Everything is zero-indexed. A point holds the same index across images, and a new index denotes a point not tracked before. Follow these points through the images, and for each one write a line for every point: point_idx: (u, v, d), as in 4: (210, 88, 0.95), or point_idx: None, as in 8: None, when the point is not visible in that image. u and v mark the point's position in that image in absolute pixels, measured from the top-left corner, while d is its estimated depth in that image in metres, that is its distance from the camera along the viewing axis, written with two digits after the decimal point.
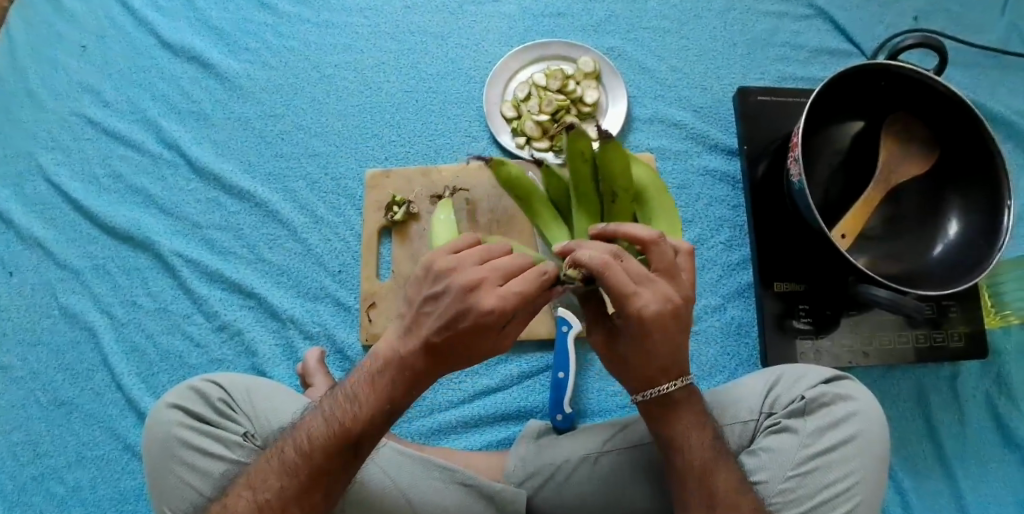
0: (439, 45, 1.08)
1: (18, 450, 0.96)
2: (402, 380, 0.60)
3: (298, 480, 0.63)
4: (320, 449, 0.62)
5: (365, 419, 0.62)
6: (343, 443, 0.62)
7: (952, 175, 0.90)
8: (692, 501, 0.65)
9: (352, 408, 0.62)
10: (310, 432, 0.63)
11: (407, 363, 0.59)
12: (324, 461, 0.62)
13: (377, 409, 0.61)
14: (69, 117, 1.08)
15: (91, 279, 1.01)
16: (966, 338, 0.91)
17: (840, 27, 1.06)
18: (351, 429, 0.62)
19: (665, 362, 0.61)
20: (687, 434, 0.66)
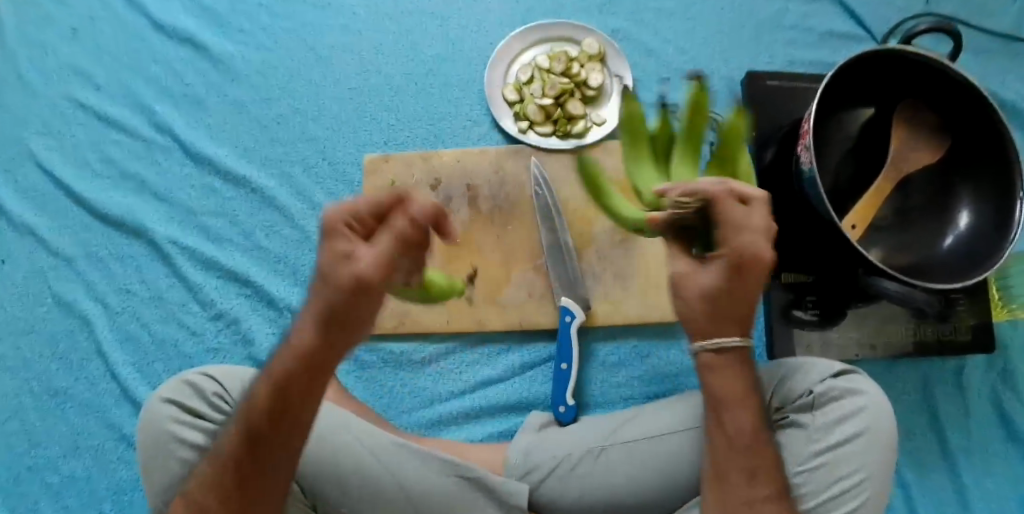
0: (439, 25, 1.04)
1: (13, 441, 0.94)
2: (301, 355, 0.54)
3: (226, 467, 0.59)
4: (249, 435, 0.58)
5: (285, 398, 0.56)
6: (273, 424, 0.57)
7: (963, 165, 0.88)
8: (730, 483, 0.64)
9: (266, 387, 0.57)
10: (239, 416, 0.59)
11: (304, 336, 0.54)
12: (256, 448, 0.58)
13: (292, 387, 0.56)
14: (58, 99, 1.05)
15: (83, 267, 0.99)
16: (973, 332, 0.91)
17: (851, 11, 1.03)
18: (260, 409, 0.57)
19: (735, 312, 0.60)
20: (726, 420, 0.64)
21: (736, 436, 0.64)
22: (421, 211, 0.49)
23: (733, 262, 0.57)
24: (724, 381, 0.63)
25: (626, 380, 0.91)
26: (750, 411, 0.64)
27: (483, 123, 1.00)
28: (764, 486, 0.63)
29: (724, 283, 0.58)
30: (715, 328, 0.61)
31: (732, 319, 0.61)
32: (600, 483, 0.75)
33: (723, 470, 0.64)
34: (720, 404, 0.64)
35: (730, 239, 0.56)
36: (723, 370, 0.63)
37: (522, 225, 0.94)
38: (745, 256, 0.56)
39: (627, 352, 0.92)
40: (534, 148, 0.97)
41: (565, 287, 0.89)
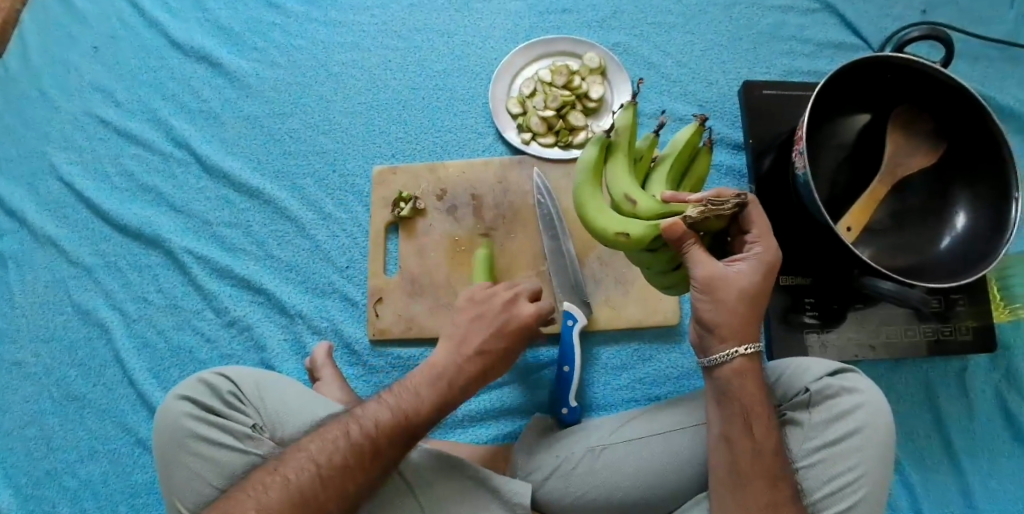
0: (445, 42, 1.08)
1: (32, 444, 0.97)
2: (422, 413, 0.71)
3: (360, 459, 0.68)
4: (343, 475, 0.67)
5: (386, 446, 0.69)
6: (370, 468, 0.68)
7: (959, 168, 0.90)
8: (755, 481, 0.66)
9: (416, 404, 0.71)
10: (331, 456, 0.67)
11: (425, 400, 0.71)
12: (350, 487, 0.67)
13: (431, 415, 0.71)
14: (81, 117, 1.10)
15: (103, 277, 1.03)
16: (974, 332, 0.91)
17: (846, 21, 1.05)
18: (413, 417, 0.70)
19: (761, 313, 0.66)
20: (753, 425, 0.67)
21: (760, 439, 0.67)
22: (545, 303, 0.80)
23: (762, 260, 0.65)
24: (750, 381, 0.67)
25: (628, 383, 0.93)
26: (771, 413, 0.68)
27: (488, 135, 1.04)
28: (786, 485, 0.67)
29: (756, 281, 0.65)
30: (744, 327, 0.65)
31: (754, 320, 0.66)
32: (602, 482, 0.76)
33: (751, 471, 0.66)
34: (746, 407, 0.67)
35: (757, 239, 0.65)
36: (749, 374, 0.67)
37: (525, 233, 0.97)
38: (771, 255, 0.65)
39: (629, 355, 0.93)
40: (537, 157, 0.99)
41: (568, 291, 0.91)
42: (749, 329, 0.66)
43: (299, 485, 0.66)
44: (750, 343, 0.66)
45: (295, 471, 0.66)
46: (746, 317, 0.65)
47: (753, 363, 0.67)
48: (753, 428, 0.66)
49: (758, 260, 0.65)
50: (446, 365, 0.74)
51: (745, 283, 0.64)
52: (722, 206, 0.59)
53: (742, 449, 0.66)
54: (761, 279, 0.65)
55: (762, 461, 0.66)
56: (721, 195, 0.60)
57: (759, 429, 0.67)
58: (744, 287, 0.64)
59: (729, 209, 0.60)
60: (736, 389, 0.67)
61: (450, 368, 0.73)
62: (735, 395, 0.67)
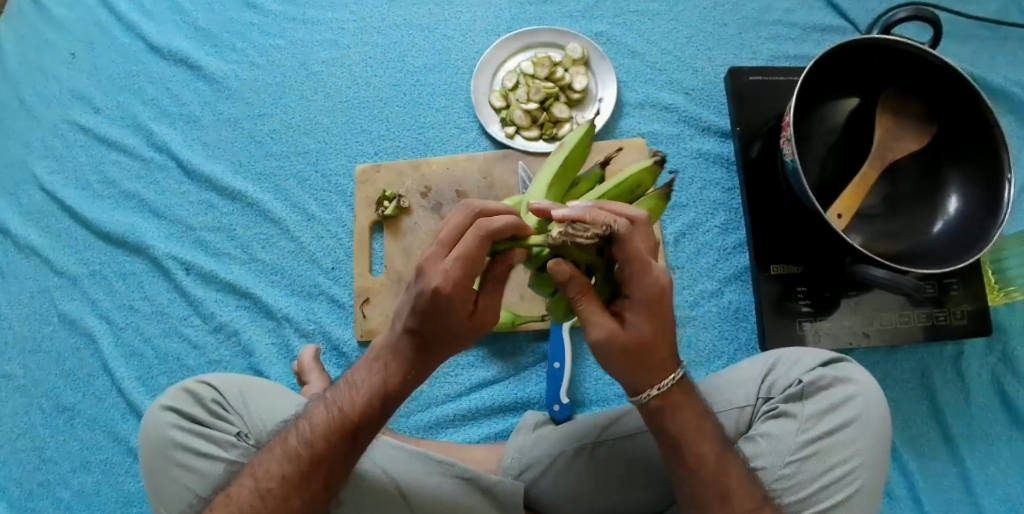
0: (426, 37, 1.06)
1: (23, 458, 0.96)
2: (358, 407, 0.62)
3: (299, 467, 0.63)
4: (282, 488, 0.63)
5: (325, 450, 0.63)
6: (310, 476, 0.63)
7: (949, 150, 0.88)
8: (708, 503, 0.63)
9: (348, 399, 0.63)
10: (269, 468, 0.64)
11: (361, 390, 0.63)
12: (293, 499, 0.63)
13: (362, 410, 0.62)
14: (61, 125, 1.08)
15: (89, 286, 1.02)
16: (969, 316, 0.90)
17: (832, 3, 1.04)
18: (349, 416, 0.62)
19: (667, 346, 0.60)
20: (685, 453, 0.63)
21: (701, 460, 0.63)
22: (504, 225, 0.52)
23: (645, 303, 0.56)
24: (673, 411, 0.62)
25: None
26: (710, 433, 0.64)
27: (471, 130, 1.02)
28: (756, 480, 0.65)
29: (649, 327, 0.57)
30: (647, 369, 0.59)
31: (661, 356, 0.60)
32: (593, 480, 0.76)
33: (700, 493, 0.63)
34: (676, 436, 0.63)
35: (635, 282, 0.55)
36: (674, 403, 0.62)
37: None
38: (654, 294, 0.56)
39: None
40: (522, 151, 0.98)
41: None
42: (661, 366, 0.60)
43: (241, 503, 0.63)
44: (662, 379, 0.61)
45: (236, 487, 0.64)
46: (648, 358, 0.59)
47: (674, 393, 0.62)
48: (686, 455, 0.63)
49: (645, 305, 0.56)
50: (386, 342, 0.62)
51: (636, 333, 0.57)
52: (584, 234, 0.51)
53: (683, 475, 0.63)
54: (650, 322, 0.57)
55: (707, 485, 0.63)
56: (590, 220, 0.51)
57: (693, 457, 0.63)
58: (635, 335, 0.57)
59: (591, 237, 0.51)
60: (665, 420, 0.62)
61: (390, 345, 0.62)
62: (661, 427, 0.63)
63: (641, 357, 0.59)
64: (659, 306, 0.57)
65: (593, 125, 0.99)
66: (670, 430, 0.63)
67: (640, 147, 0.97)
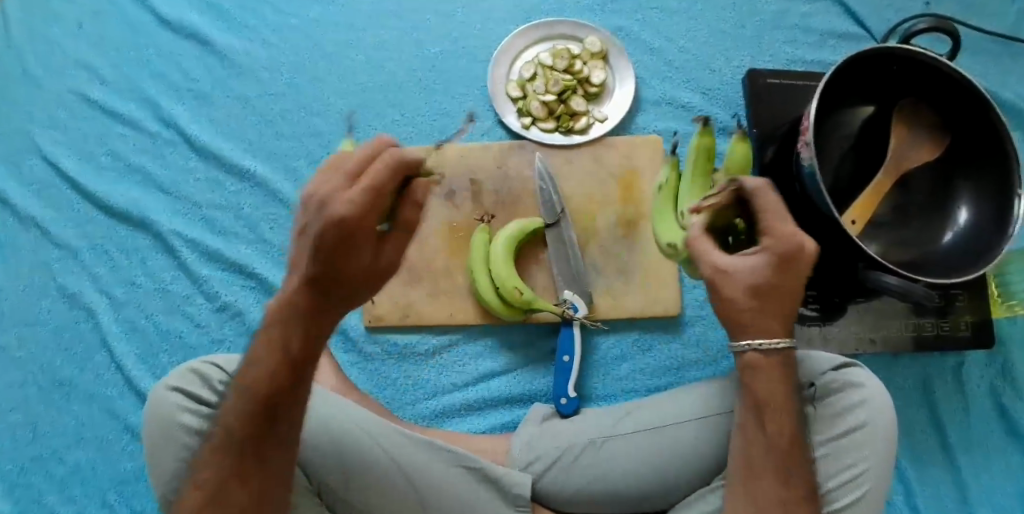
0: (444, 22, 1.06)
1: (17, 432, 0.95)
2: (260, 377, 0.61)
3: (229, 453, 0.62)
4: (218, 474, 0.62)
5: (249, 431, 0.61)
6: (244, 457, 0.62)
7: (962, 163, 0.89)
8: (767, 476, 0.65)
9: (255, 377, 0.61)
10: (201, 461, 0.63)
11: (263, 364, 0.61)
12: (234, 480, 0.62)
13: (277, 387, 0.61)
14: (65, 95, 1.06)
15: (90, 260, 1.00)
16: (972, 327, 0.91)
17: (850, 11, 1.04)
18: (263, 392, 0.61)
19: (778, 304, 0.63)
20: (767, 419, 0.65)
21: (776, 435, 0.65)
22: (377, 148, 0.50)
23: (775, 256, 0.60)
24: (768, 376, 0.65)
25: (628, 373, 0.92)
26: (792, 413, 0.65)
27: (487, 119, 1.01)
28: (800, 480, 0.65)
29: (766, 278, 0.61)
30: (773, 318, 0.63)
31: (771, 312, 0.63)
32: (603, 477, 0.76)
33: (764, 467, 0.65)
34: (761, 402, 0.66)
35: (767, 232, 0.60)
36: (764, 368, 0.65)
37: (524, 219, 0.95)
38: (787, 250, 0.60)
39: (630, 344, 0.92)
40: (538, 142, 0.98)
41: (569, 279, 0.90)
42: (769, 322, 0.63)
43: (188, 502, 0.62)
44: (762, 336, 0.64)
45: (182, 488, 0.63)
46: (763, 308, 0.63)
47: (773, 360, 0.65)
48: (761, 421, 0.65)
49: (768, 254, 0.61)
50: (274, 309, 0.59)
51: (754, 277, 0.61)
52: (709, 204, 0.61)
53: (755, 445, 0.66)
54: (772, 274, 0.61)
55: (772, 456, 0.65)
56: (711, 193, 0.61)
57: (771, 423, 0.65)
58: (753, 278, 0.61)
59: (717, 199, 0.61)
60: (756, 384, 0.65)
61: (283, 315, 0.59)
62: (750, 390, 0.66)
63: (760, 304, 0.62)
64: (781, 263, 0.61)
65: (609, 120, 0.99)
66: (759, 394, 0.65)
67: (656, 145, 0.97)
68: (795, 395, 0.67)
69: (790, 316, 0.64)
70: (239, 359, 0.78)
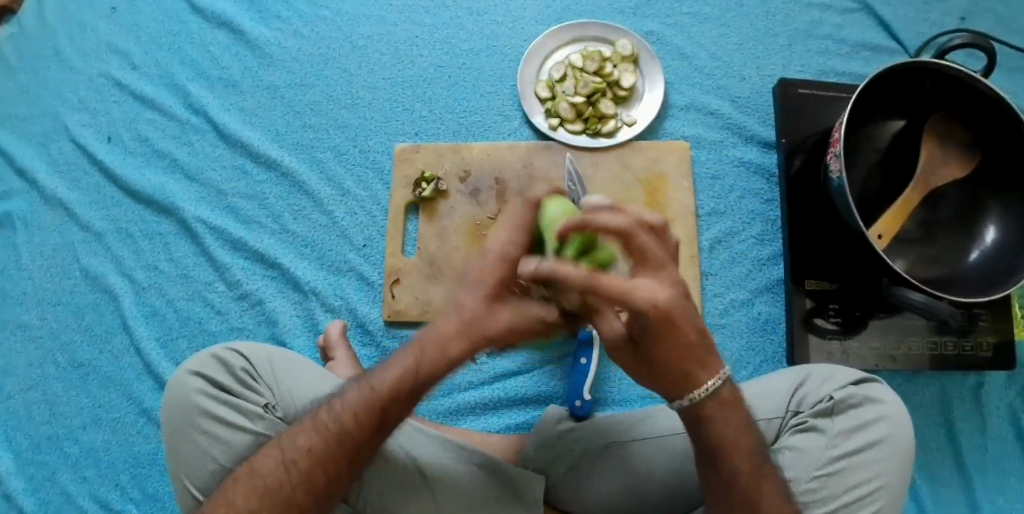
0: (474, 20, 1.06)
1: (34, 409, 0.96)
2: (393, 382, 0.63)
3: (327, 443, 0.63)
4: (308, 461, 0.63)
5: (357, 430, 0.63)
6: (338, 453, 0.63)
7: (991, 182, 0.88)
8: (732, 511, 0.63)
9: (384, 378, 0.63)
10: (295, 441, 0.64)
11: (394, 371, 0.63)
12: (319, 472, 0.63)
13: (389, 390, 0.62)
14: (97, 78, 1.07)
15: (113, 242, 1.01)
16: (995, 349, 0.90)
17: (884, 23, 1.03)
18: (383, 396, 0.62)
19: (687, 361, 0.59)
20: (722, 461, 0.63)
21: (734, 475, 0.63)
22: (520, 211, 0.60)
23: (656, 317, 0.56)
24: (717, 421, 0.62)
25: None
26: (752, 445, 0.64)
27: (514, 119, 1.01)
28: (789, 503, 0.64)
29: (668, 334, 0.57)
30: (673, 374, 0.59)
31: (691, 362, 0.59)
32: (615, 483, 0.75)
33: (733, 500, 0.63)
34: (720, 442, 0.63)
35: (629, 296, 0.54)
36: (720, 411, 0.62)
37: None
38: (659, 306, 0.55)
39: None
40: (565, 144, 0.98)
41: None
42: (698, 373, 0.60)
43: (266, 475, 0.64)
44: (700, 386, 0.60)
45: (262, 458, 0.65)
46: (668, 368, 0.59)
47: (715, 402, 0.62)
48: (720, 466, 0.63)
49: (659, 318, 0.56)
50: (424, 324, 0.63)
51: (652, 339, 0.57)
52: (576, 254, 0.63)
53: (716, 483, 0.64)
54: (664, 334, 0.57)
55: (738, 500, 0.63)
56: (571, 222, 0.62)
57: (729, 462, 0.63)
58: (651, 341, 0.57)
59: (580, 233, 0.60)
60: (705, 429, 0.62)
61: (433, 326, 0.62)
62: (700, 434, 0.63)
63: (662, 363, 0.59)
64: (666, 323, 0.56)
65: (637, 124, 0.99)
66: (707, 438, 0.63)
67: (682, 150, 0.97)
68: (752, 427, 0.64)
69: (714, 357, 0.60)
70: (258, 345, 0.78)
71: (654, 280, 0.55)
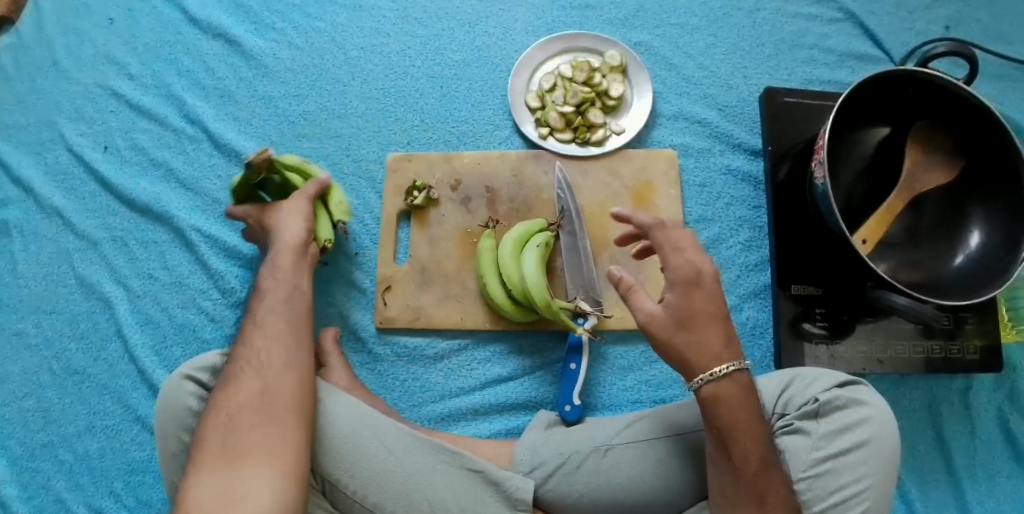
0: (466, 31, 1.07)
1: (29, 417, 0.97)
2: (279, 301, 0.79)
3: (265, 358, 0.72)
4: (260, 371, 0.71)
5: (275, 337, 0.75)
6: (276, 358, 0.73)
7: (975, 187, 0.89)
8: (743, 503, 0.66)
9: (276, 298, 0.79)
10: (243, 370, 0.71)
11: (280, 290, 0.81)
12: (274, 374, 0.71)
13: (286, 303, 0.79)
14: (93, 89, 1.09)
15: (109, 251, 1.02)
16: (981, 352, 0.91)
17: (869, 33, 1.05)
18: (276, 305, 0.79)
19: (706, 334, 0.67)
20: (733, 449, 0.66)
21: (745, 461, 0.66)
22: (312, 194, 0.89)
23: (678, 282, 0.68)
24: (732, 409, 0.66)
25: (634, 384, 0.92)
26: (760, 434, 0.67)
27: (505, 128, 1.02)
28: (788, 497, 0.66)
29: (685, 304, 0.67)
30: (695, 352, 0.67)
31: (706, 340, 0.67)
32: (606, 486, 0.76)
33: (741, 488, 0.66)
34: (728, 428, 0.66)
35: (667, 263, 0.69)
36: (728, 397, 0.66)
37: None
38: (686, 272, 0.68)
39: (638, 356, 0.93)
40: (555, 152, 0.99)
41: (580, 288, 0.90)
42: (708, 354, 0.67)
43: (232, 397, 0.69)
44: (715, 366, 0.67)
45: (223, 390, 0.69)
46: (692, 344, 0.67)
47: (728, 386, 0.67)
48: (730, 452, 0.66)
49: (684, 286, 0.68)
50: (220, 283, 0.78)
51: (674, 310, 0.68)
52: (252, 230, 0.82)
53: (726, 470, 0.67)
54: (685, 304, 0.68)
55: (745, 485, 0.66)
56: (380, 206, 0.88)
57: (738, 450, 0.66)
58: (674, 312, 0.67)
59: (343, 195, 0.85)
60: (718, 413, 0.66)
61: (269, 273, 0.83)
62: (713, 419, 0.67)
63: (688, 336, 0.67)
64: (694, 287, 0.68)
65: (626, 132, 1.00)
66: (721, 423, 0.67)
67: (671, 158, 0.98)
68: (759, 417, 0.68)
69: (729, 343, 0.68)
70: None
71: (692, 254, 0.69)
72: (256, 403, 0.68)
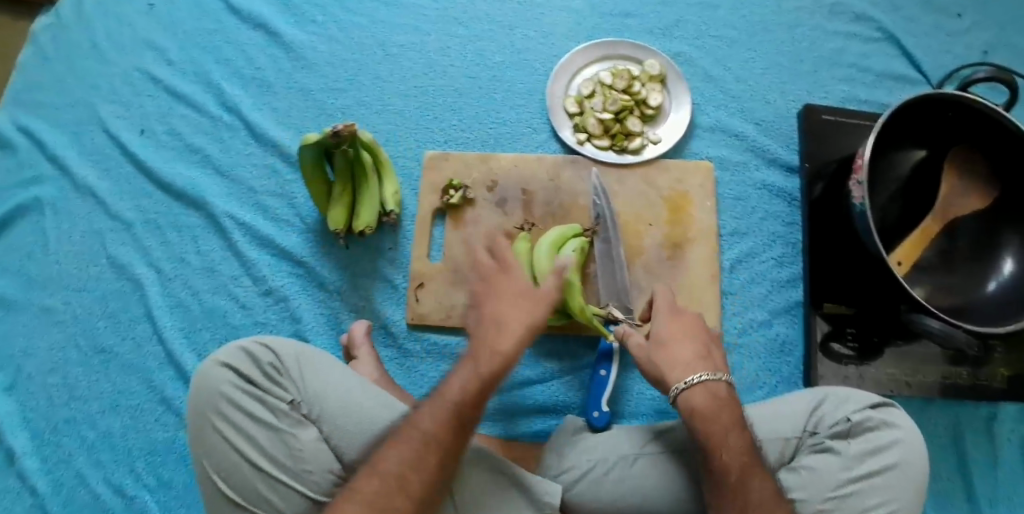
0: (507, 34, 1.08)
1: (53, 392, 0.97)
2: (464, 390, 0.74)
3: (416, 451, 0.71)
4: (405, 469, 0.71)
5: (440, 431, 0.73)
6: (431, 457, 0.72)
7: (1010, 214, 0.89)
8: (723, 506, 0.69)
9: (457, 382, 0.75)
10: (385, 462, 0.71)
11: (497, 366, 0.76)
12: (413, 478, 0.71)
13: (481, 391, 0.75)
14: (132, 72, 1.10)
15: (142, 233, 1.03)
16: (1008, 381, 0.90)
17: (908, 54, 1.05)
18: (474, 392, 0.74)
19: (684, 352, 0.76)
20: (712, 456, 0.70)
21: (725, 472, 0.69)
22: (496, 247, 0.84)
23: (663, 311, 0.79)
24: (707, 418, 0.71)
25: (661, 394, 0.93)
26: (742, 439, 0.71)
27: (543, 132, 1.03)
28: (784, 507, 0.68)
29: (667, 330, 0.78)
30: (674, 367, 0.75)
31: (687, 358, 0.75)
32: (632, 496, 0.77)
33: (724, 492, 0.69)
34: (708, 434, 0.71)
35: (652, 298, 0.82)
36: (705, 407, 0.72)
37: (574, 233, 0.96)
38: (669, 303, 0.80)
39: None
40: (591, 158, 0.99)
41: (613, 295, 0.89)
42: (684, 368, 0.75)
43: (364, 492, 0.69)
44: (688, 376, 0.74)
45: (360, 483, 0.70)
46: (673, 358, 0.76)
47: (703, 394, 0.73)
48: (711, 461, 0.70)
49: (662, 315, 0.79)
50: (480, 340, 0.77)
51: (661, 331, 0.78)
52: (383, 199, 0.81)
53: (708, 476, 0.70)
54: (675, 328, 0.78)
55: (724, 489, 0.69)
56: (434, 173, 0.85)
57: (721, 455, 0.69)
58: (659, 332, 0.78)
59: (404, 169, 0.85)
60: (697, 420, 0.71)
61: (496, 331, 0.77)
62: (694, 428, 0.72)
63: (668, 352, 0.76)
64: (675, 317, 0.79)
65: (662, 142, 1.00)
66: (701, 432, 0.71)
67: (707, 170, 0.99)
68: (743, 425, 0.72)
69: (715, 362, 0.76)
70: (282, 340, 0.80)
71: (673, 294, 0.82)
72: (389, 505, 0.69)
